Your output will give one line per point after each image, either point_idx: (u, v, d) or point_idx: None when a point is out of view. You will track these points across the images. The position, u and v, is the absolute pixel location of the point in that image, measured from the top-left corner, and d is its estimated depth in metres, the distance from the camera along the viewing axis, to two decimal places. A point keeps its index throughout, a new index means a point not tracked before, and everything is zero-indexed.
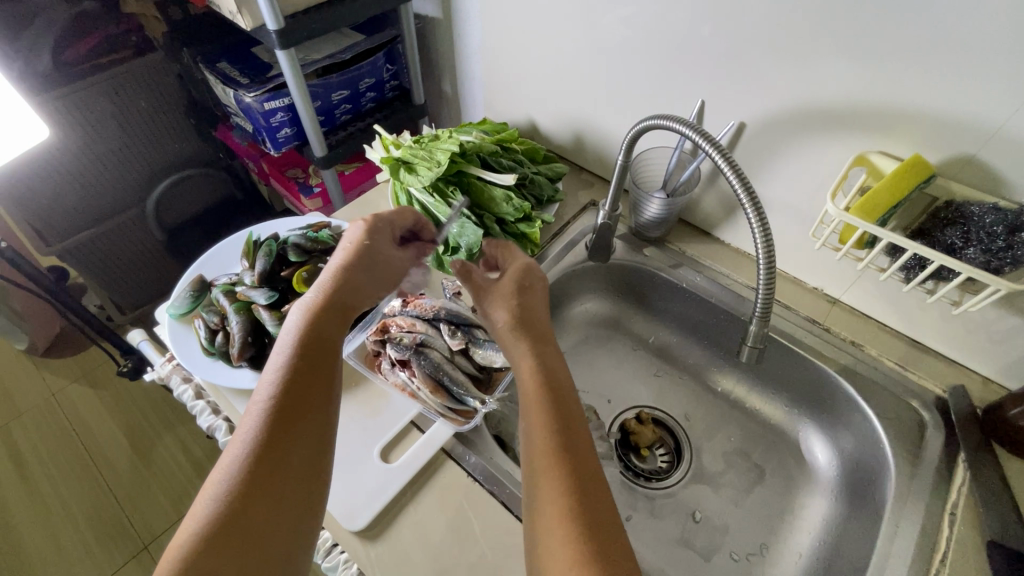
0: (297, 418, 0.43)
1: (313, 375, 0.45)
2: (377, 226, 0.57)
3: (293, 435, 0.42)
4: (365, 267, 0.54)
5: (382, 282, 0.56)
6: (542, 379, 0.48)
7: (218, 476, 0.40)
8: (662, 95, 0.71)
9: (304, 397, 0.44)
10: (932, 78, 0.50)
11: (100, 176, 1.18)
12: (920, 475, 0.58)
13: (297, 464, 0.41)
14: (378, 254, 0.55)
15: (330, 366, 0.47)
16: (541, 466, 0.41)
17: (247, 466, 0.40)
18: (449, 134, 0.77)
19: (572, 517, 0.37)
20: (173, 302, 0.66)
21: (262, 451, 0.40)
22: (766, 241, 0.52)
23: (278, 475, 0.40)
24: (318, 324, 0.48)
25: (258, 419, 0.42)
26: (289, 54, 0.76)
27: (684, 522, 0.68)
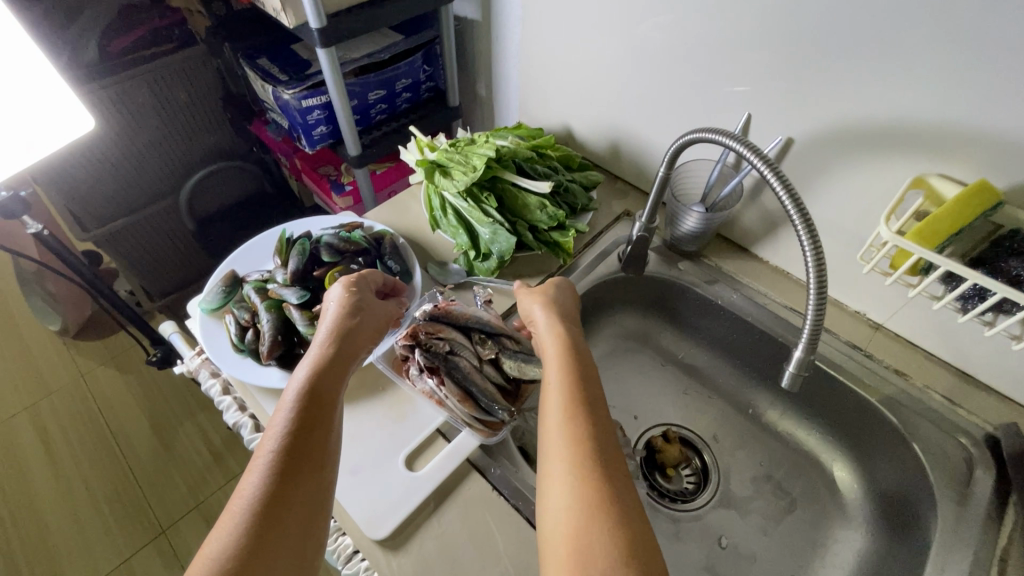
0: (302, 463, 0.42)
1: (316, 423, 0.45)
2: (360, 283, 0.59)
3: (296, 485, 0.41)
4: (360, 323, 0.55)
5: (375, 337, 0.57)
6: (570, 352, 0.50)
7: (221, 530, 0.38)
8: (707, 106, 0.69)
9: (308, 443, 0.44)
10: (1003, 102, 0.48)
11: (137, 165, 1.20)
12: (966, 517, 0.55)
13: (299, 514, 0.40)
14: (370, 314, 0.56)
15: (331, 413, 0.47)
16: (560, 423, 0.44)
17: (252, 517, 0.39)
18: (485, 138, 0.76)
19: (587, 466, 0.40)
20: (205, 296, 0.66)
21: (266, 503, 0.39)
22: (819, 264, 0.49)
23: (281, 526, 0.39)
24: (320, 379, 0.48)
25: (264, 469, 0.41)
26: (330, 52, 0.76)
27: (710, 547, 0.66)
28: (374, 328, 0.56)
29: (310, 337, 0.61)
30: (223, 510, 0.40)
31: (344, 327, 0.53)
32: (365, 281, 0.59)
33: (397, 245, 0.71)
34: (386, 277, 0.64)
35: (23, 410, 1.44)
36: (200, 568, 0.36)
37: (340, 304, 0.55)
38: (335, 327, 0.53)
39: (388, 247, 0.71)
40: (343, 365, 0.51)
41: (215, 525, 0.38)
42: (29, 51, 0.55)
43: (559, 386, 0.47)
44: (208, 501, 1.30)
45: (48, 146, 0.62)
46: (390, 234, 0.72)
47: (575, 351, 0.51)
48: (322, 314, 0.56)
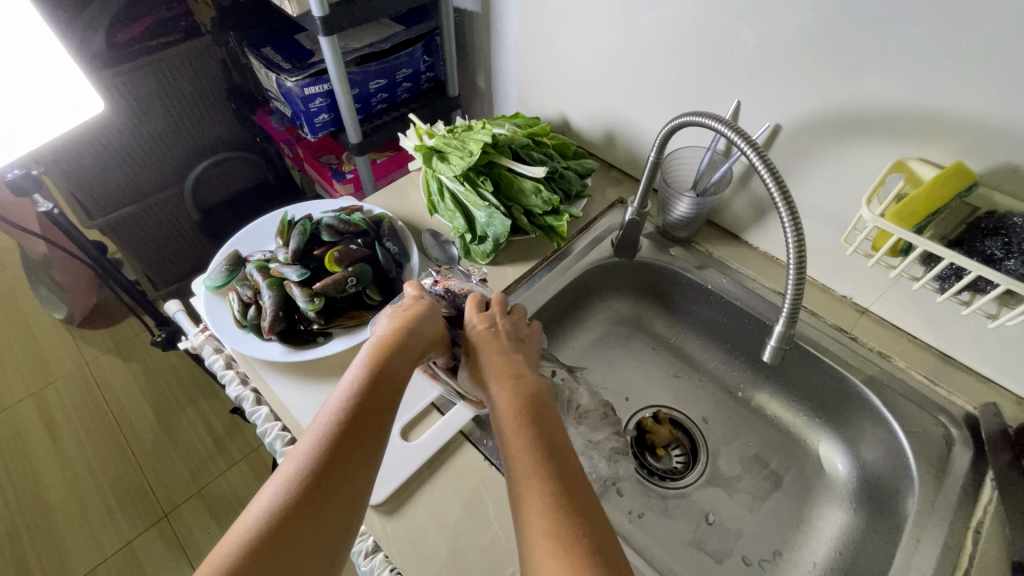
0: (351, 445, 0.43)
1: (371, 411, 0.45)
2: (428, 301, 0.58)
3: (343, 465, 0.42)
4: (426, 321, 0.54)
5: (441, 337, 0.55)
6: (535, 420, 0.47)
7: (269, 491, 0.41)
8: (697, 95, 0.71)
9: (362, 425, 0.44)
10: (979, 88, 0.49)
11: (143, 154, 1.22)
12: (944, 492, 0.57)
13: (342, 493, 0.41)
14: (434, 317, 0.55)
15: (388, 403, 0.46)
16: (546, 509, 0.40)
17: (293, 488, 0.40)
18: (482, 125, 0.78)
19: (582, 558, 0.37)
20: (209, 274, 0.68)
21: (313, 476, 0.41)
22: (799, 244, 0.51)
23: (321, 503, 0.40)
24: (387, 362, 0.48)
25: (317, 440, 0.42)
26: (333, 41, 0.78)
27: (697, 524, 0.68)
28: (440, 330, 0.55)
29: (310, 313, 0.63)
30: (273, 472, 0.42)
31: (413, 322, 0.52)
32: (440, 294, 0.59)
33: (395, 227, 0.74)
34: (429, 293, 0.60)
35: (29, 397, 1.47)
36: (247, 523, 0.39)
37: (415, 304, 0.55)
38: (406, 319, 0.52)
39: (387, 229, 0.73)
40: (410, 353, 0.50)
41: (261, 489, 0.41)
42: (42, 34, 0.58)
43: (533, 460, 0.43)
44: (209, 486, 1.32)
45: (58, 127, 0.64)
46: (388, 217, 0.75)
47: (542, 417, 0.47)
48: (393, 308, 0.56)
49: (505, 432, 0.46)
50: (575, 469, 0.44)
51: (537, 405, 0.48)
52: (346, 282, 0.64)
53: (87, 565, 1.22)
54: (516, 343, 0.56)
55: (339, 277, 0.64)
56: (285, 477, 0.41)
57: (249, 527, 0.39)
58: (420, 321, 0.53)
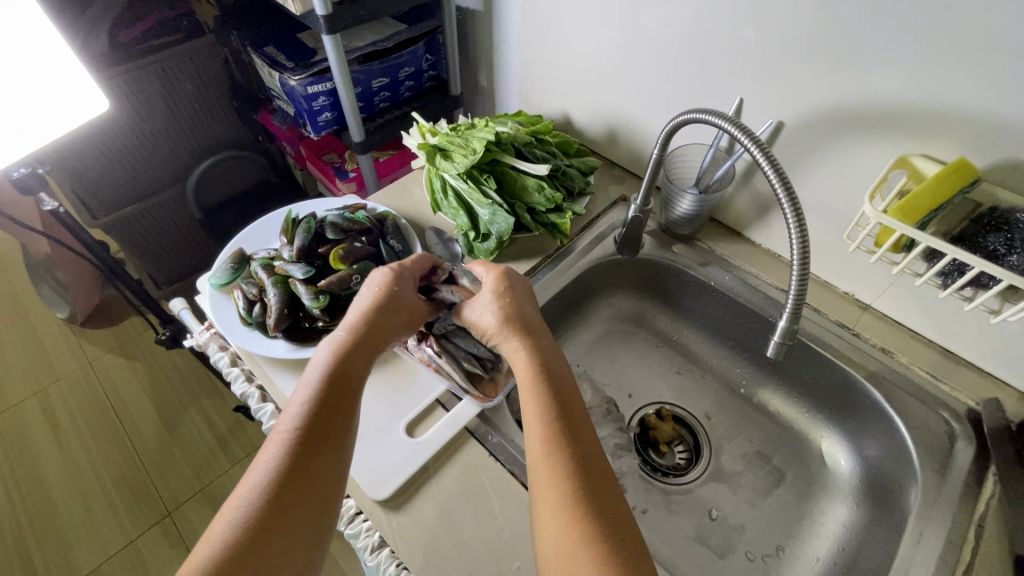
0: (317, 442, 0.45)
1: (335, 406, 0.47)
2: (402, 275, 0.59)
3: (313, 460, 0.44)
4: (389, 313, 0.55)
5: (405, 328, 0.57)
6: (541, 376, 0.48)
7: (240, 497, 0.41)
8: (700, 92, 0.71)
9: (324, 423, 0.46)
10: (983, 85, 0.50)
11: (145, 153, 1.23)
12: (947, 486, 0.58)
13: (313, 488, 0.43)
14: (400, 304, 0.57)
15: (350, 397, 0.48)
16: (547, 470, 0.41)
17: (266, 488, 0.41)
18: (485, 123, 0.78)
19: (586, 512, 0.38)
20: (214, 272, 0.68)
21: (283, 476, 0.42)
22: (802, 241, 0.51)
23: (295, 500, 0.42)
24: (343, 361, 0.50)
25: (283, 442, 0.44)
26: (336, 39, 0.78)
27: (701, 519, 0.68)
28: (401, 322, 0.57)
29: (315, 311, 0.63)
30: (243, 478, 0.43)
31: (371, 318, 0.54)
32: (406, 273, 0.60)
33: (399, 225, 0.74)
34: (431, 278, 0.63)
35: (33, 395, 1.47)
36: (219, 528, 0.40)
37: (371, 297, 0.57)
38: (364, 314, 0.54)
39: (391, 227, 0.73)
40: (367, 349, 0.52)
41: (234, 494, 0.42)
42: (48, 34, 0.58)
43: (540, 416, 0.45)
44: (213, 485, 1.33)
45: (62, 127, 0.64)
46: (392, 215, 0.75)
47: (547, 375, 0.49)
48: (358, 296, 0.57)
49: (523, 388, 0.48)
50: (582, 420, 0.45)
51: (549, 362, 0.50)
52: (352, 280, 0.65)
53: (92, 563, 1.22)
54: (526, 303, 0.57)
55: (344, 275, 0.64)
56: (257, 480, 0.42)
57: (222, 531, 0.39)
58: (379, 316, 0.55)
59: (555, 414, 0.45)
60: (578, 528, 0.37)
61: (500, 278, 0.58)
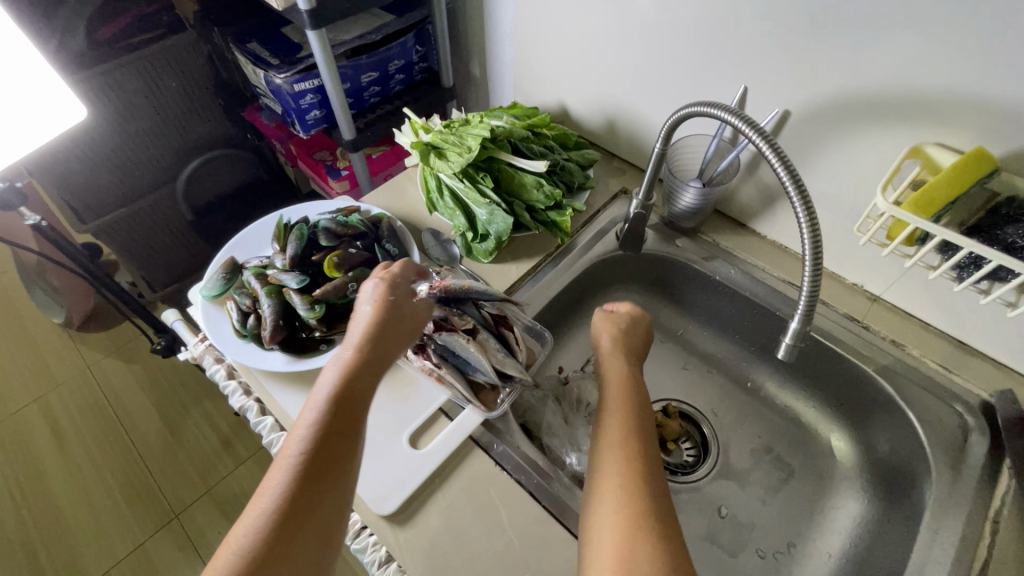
0: (320, 475, 0.43)
1: (341, 433, 0.45)
2: (393, 283, 0.56)
3: (317, 492, 0.42)
4: (392, 325, 0.52)
5: (410, 338, 0.54)
6: (633, 406, 0.53)
7: (243, 528, 0.40)
8: (700, 80, 0.69)
9: (329, 450, 0.44)
10: (1001, 70, 0.47)
11: (130, 154, 1.20)
12: (961, 481, 0.57)
13: (316, 521, 0.41)
14: (402, 312, 0.54)
15: (357, 422, 0.46)
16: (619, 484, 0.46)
17: (268, 523, 0.40)
18: (479, 118, 0.75)
19: (646, 535, 0.42)
20: (206, 283, 0.66)
21: (286, 508, 0.41)
22: (814, 231, 0.48)
23: (298, 533, 0.40)
24: (350, 380, 0.47)
25: (287, 471, 0.43)
26: (321, 35, 0.75)
27: (710, 518, 0.67)
28: (407, 331, 0.54)
29: (311, 321, 0.62)
30: (247, 507, 0.42)
31: (376, 331, 0.51)
32: (405, 282, 0.57)
33: (394, 228, 0.72)
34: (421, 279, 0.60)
35: (33, 402, 1.46)
36: (223, 562, 0.39)
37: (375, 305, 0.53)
38: (368, 327, 0.51)
39: (386, 230, 0.71)
40: (374, 365, 0.50)
41: (237, 526, 0.40)
42: (19, 44, 0.55)
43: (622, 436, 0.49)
44: (219, 486, 1.33)
45: (41, 136, 0.61)
46: (387, 217, 0.73)
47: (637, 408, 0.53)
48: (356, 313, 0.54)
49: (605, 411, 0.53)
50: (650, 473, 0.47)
51: (637, 408, 0.53)
52: (347, 288, 0.63)
53: (101, 568, 1.22)
54: (638, 343, 0.62)
55: (339, 283, 0.62)
56: (260, 514, 0.41)
57: (224, 565, 0.38)
58: (384, 328, 0.52)
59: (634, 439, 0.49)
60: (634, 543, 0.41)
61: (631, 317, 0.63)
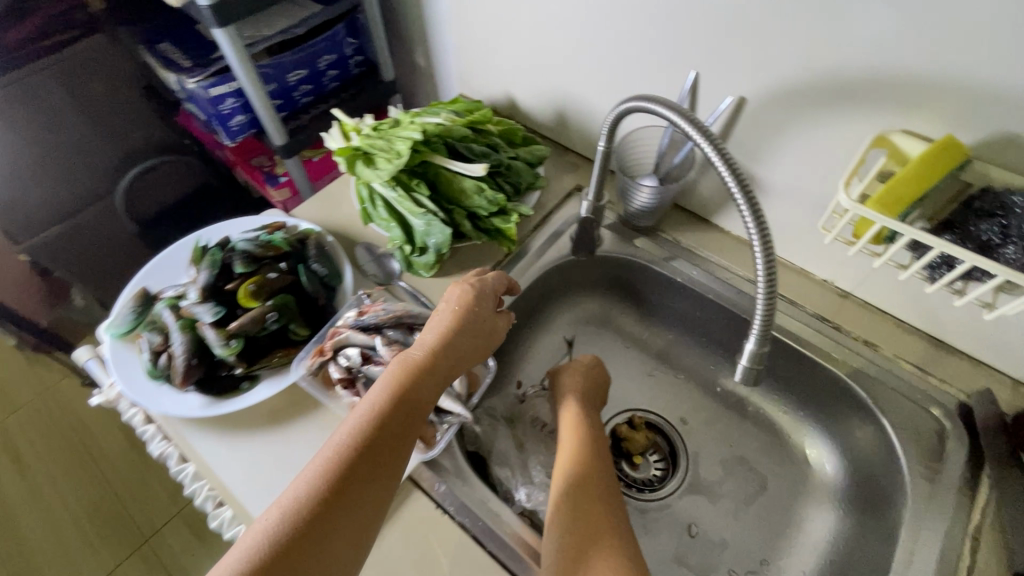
0: (362, 477, 0.43)
1: (396, 435, 0.45)
2: (481, 293, 0.57)
3: (359, 492, 0.42)
4: (467, 335, 0.53)
5: (479, 356, 0.55)
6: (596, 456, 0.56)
7: (279, 508, 0.40)
8: (649, 66, 0.62)
9: (382, 450, 0.44)
10: (969, 48, 0.42)
11: (60, 167, 1.11)
12: (939, 493, 0.53)
13: (350, 520, 0.41)
14: (478, 323, 0.55)
15: (411, 428, 0.47)
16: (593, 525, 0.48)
17: (307, 508, 0.40)
18: (411, 118, 0.68)
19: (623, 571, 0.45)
20: (113, 320, 0.59)
21: (328, 498, 0.41)
22: (761, 228, 0.42)
23: (331, 528, 0.40)
24: (415, 383, 0.48)
25: (336, 459, 0.43)
26: (229, 32, 0.67)
27: (680, 537, 0.63)
28: (480, 344, 0.55)
29: (229, 358, 0.55)
30: (288, 488, 0.41)
31: (452, 338, 0.52)
32: (487, 291, 0.57)
33: (323, 245, 0.65)
34: (506, 284, 0.60)
35: None
36: (252, 539, 0.38)
37: (454, 310, 0.54)
38: (445, 332, 0.52)
39: (314, 248, 0.64)
40: (441, 373, 0.50)
41: (273, 505, 0.40)
42: None
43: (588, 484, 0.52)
44: (189, 506, 1.28)
45: None
46: (315, 233, 0.66)
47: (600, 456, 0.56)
48: (433, 313, 0.55)
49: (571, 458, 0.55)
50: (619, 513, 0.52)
51: (599, 457, 0.56)
52: (266, 318, 0.57)
53: None
54: (600, 394, 0.65)
55: (257, 313, 0.56)
56: (299, 497, 0.40)
57: (254, 543, 0.38)
58: (460, 335, 0.53)
59: (599, 487, 0.53)
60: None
61: (595, 367, 0.66)
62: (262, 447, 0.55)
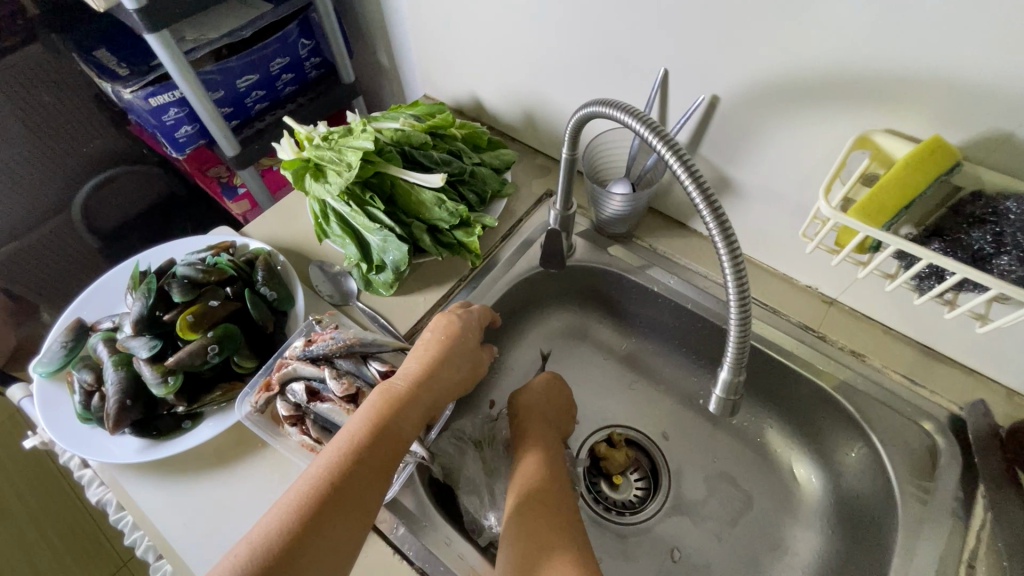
0: (339, 509, 0.40)
1: (377, 466, 0.43)
2: (465, 323, 0.56)
3: (336, 527, 0.39)
4: (450, 364, 0.52)
5: (463, 386, 0.54)
6: (557, 482, 0.54)
7: (249, 543, 0.37)
8: (616, 64, 0.58)
9: (362, 482, 0.42)
10: (959, 40, 0.38)
11: (9, 182, 1.05)
12: (932, 516, 0.50)
13: (326, 556, 0.38)
14: (462, 352, 0.54)
15: (393, 459, 0.45)
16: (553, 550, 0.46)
17: (280, 543, 0.37)
18: (364, 124, 0.63)
19: None
20: (42, 357, 0.55)
21: (302, 533, 0.38)
22: (728, 237, 0.39)
23: (304, 566, 0.37)
24: (396, 413, 0.47)
25: (312, 490, 0.40)
26: (164, 38, 0.62)
27: (661, 563, 0.60)
28: (463, 374, 0.54)
29: (168, 397, 0.51)
30: (259, 521, 0.39)
31: (435, 367, 0.51)
32: (470, 320, 0.57)
33: (274, 265, 0.60)
34: (489, 316, 0.59)
35: None
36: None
37: (438, 338, 0.54)
38: (428, 361, 0.51)
39: (262, 270, 0.59)
40: (424, 404, 0.49)
41: (242, 538, 0.37)
42: None
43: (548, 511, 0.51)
44: None
45: None
46: (265, 252, 0.62)
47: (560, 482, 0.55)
48: (415, 342, 0.54)
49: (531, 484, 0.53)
50: (583, 548, 0.48)
51: (560, 482, 0.55)
52: (207, 351, 0.52)
53: None
54: (566, 416, 0.63)
55: (195, 347, 0.51)
56: (271, 530, 0.38)
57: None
58: (443, 364, 0.52)
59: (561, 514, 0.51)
60: None
61: (561, 386, 0.65)
62: (206, 491, 0.51)
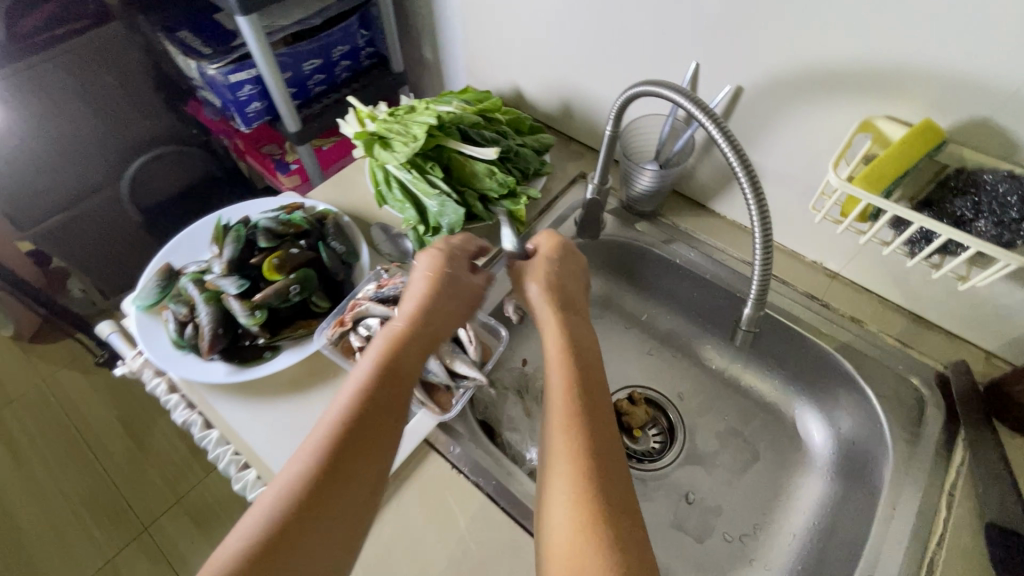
0: (358, 446, 0.41)
1: (384, 404, 0.43)
2: (451, 258, 0.55)
3: (355, 464, 0.40)
4: (444, 300, 0.51)
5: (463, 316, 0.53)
6: (571, 353, 0.46)
7: (271, 492, 0.38)
8: (649, 59, 0.67)
9: (372, 423, 0.42)
10: (943, 41, 0.46)
11: (68, 155, 1.12)
12: (918, 455, 0.57)
13: (351, 493, 0.39)
14: (456, 286, 0.53)
15: (403, 394, 0.45)
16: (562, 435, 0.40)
17: (301, 487, 0.38)
18: (425, 104, 0.71)
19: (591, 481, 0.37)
20: (139, 292, 0.62)
21: (320, 476, 0.39)
22: (757, 195, 0.47)
23: (326, 504, 0.38)
24: (395, 354, 0.46)
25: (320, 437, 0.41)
26: (253, 21, 0.70)
27: (678, 504, 0.67)
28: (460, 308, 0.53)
29: (253, 328, 0.58)
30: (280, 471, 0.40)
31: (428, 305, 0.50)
32: (455, 257, 0.55)
33: (341, 224, 0.68)
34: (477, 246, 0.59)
35: None
36: (247, 523, 0.37)
37: (428, 277, 0.52)
38: (420, 300, 0.50)
39: (332, 227, 0.67)
40: (425, 341, 0.49)
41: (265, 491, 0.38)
42: None
43: (561, 388, 0.43)
44: (188, 495, 1.28)
45: None
46: (333, 213, 0.69)
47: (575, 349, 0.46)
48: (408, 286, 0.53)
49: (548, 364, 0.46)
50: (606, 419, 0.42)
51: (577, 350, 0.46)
52: (289, 290, 0.59)
53: None
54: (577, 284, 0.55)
55: (281, 285, 0.59)
56: (289, 478, 0.39)
57: (251, 525, 0.37)
58: (436, 303, 0.51)
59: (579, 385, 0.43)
60: (581, 507, 0.36)
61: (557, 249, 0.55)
62: (285, 412, 0.57)
